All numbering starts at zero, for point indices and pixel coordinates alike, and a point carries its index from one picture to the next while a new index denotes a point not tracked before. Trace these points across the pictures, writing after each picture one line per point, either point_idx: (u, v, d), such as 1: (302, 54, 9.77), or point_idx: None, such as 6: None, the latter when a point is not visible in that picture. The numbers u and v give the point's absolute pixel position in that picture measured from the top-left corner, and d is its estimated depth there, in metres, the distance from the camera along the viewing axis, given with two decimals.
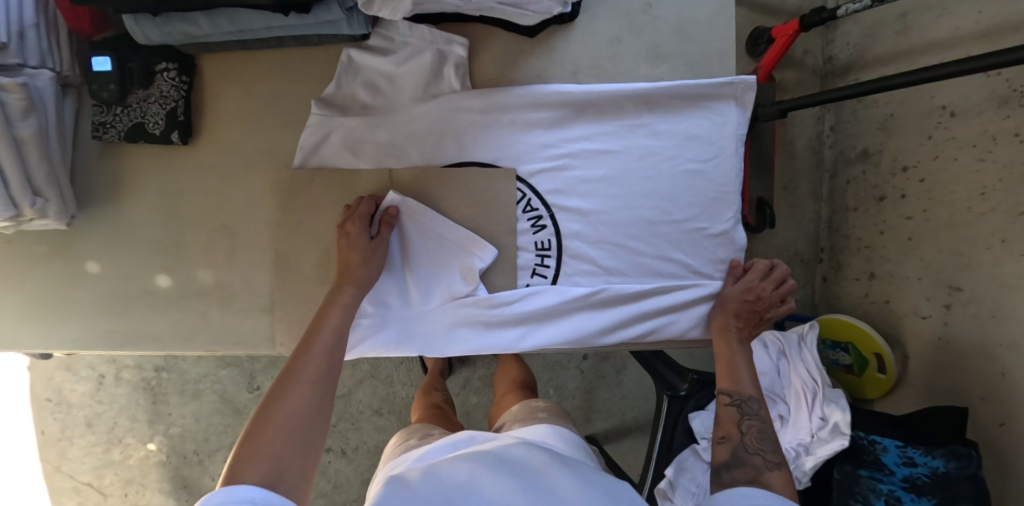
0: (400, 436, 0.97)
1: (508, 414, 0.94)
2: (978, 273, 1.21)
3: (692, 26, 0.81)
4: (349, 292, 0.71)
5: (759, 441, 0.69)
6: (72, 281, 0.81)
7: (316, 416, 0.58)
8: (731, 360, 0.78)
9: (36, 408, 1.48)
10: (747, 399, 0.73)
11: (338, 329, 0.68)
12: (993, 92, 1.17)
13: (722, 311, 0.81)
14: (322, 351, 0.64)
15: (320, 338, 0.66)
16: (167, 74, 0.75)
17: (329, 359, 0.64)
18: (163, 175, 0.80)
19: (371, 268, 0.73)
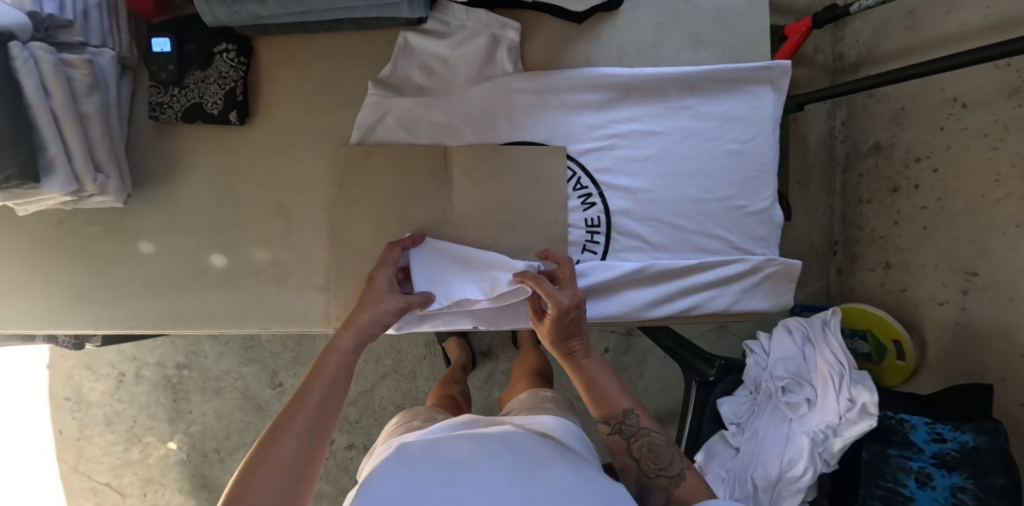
0: (403, 417, 0.92)
1: (514, 401, 0.90)
2: (995, 258, 1.25)
3: (729, 13, 0.85)
4: (349, 337, 0.68)
5: (653, 461, 0.67)
6: (127, 260, 0.83)
7: (304, 470, 0.57)
8: (590, 381, 0.73)
9: (54, 408, 1.47)
10: (623, 420, 0.69)
11: (349, 353, 0.67)
12: (1003, 83, 1.21)
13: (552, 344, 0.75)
14: (328, 378, 0.64)
15: (312, 388, 0.62)
16: (227, 55, 0.77)
17: (332, 386, 0.63)
18: (219, 154, 0.82)
19: (379, 315, 0.70)
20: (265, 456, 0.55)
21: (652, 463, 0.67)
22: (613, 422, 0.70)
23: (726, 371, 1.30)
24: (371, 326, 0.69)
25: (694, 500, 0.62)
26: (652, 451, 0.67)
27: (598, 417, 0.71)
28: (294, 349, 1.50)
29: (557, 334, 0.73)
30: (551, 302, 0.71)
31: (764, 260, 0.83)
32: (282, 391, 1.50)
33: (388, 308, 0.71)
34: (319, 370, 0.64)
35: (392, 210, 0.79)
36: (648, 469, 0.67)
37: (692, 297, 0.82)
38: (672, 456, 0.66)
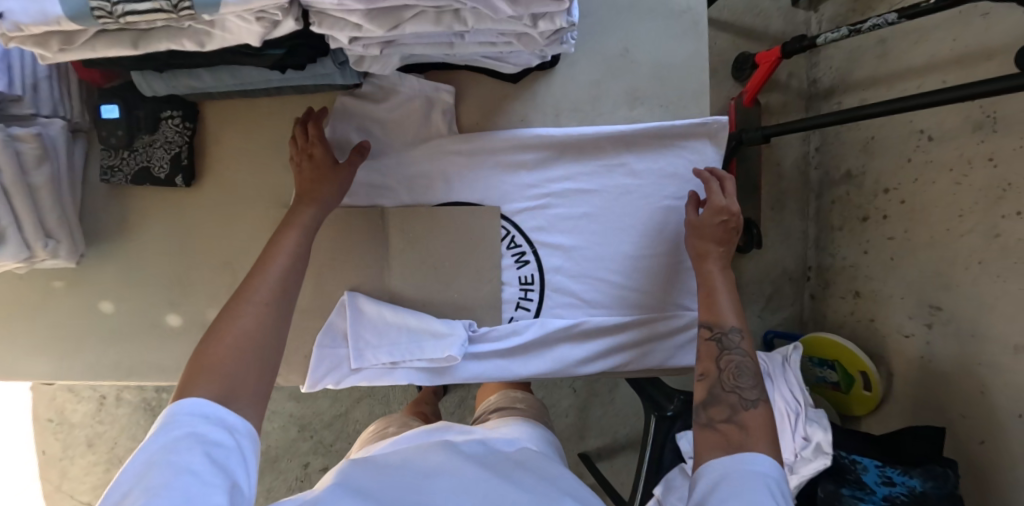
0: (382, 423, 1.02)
1: (487, 404, 0.98)
2: (958, 293, 1.25)
3: (668, 69, 0.87)
4: (307, 212, 0.69)
5: (737, 378, 0.66)
6: (86, 315, 0.86)
7: (267, 342, 0.57)
8: (712, 288, 0.75)
9: (38, 429, 1.52)
10: (726, 330, 0.69)
11: (308, 226, 0.68)
12: (968, 118, 1.22)
13: (690, 241, 0.79)
14: (287, 253, 0.64)
15: (268, 265, 0.62)
16: (172, 121, 0.80)
17: (292, 259, 0.64)
18: (168, 213, 0.85)
19: (337, 188, 0.73)
20: (220, 333, 0.56)
21: (733, 380, 0.66)
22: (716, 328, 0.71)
23: (684, 406, 1.29)
24: (326, 196, 0.71)
25: (757, 427, 0.61)
26: (738, 370, 0.67)
27: (702, 317, 0.72)
28: None
29: (703, 232, 0.78)
30: (719, 203, 0.77)
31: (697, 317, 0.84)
32: None
33: (336, 182, 0.73)
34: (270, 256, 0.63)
35: (330, 267, 0.81)
36: (727, 382, 0.66)
37: (623, 353, 0.84)
38: (754, 382, 0.65)
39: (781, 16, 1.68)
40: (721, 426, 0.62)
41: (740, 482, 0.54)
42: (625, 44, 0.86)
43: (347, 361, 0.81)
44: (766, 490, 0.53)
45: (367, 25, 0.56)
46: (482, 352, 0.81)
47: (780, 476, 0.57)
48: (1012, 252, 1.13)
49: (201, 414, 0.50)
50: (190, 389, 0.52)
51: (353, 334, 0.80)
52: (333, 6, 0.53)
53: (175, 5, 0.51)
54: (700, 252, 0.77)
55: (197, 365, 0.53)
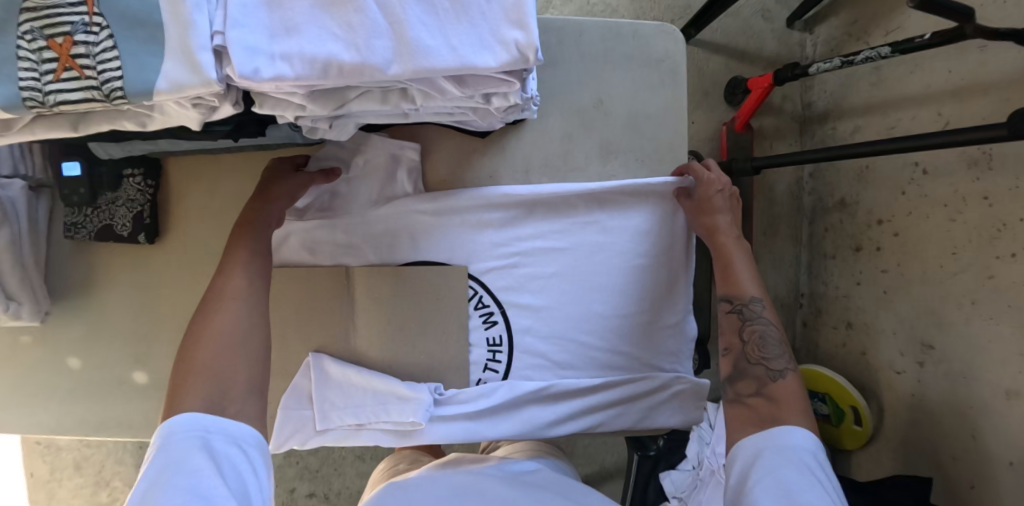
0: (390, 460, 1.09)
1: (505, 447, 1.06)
2: (951, 331, 1.22)
3: (643, 122, 0.85)
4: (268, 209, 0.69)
5: (762, 348, 0.69)
6: (52, 371, 0.85)
7: (245, 338, 0.58)
8: (728, 261, 0.76)
9: (28, 450, 1.60)
10: (747, 302, 0.72)
11: (264, 226, 0.68)
12: (963, 153, 1.18)
13: (696, 222, 0.79)
14: (247, 253, 0.65)
15: (230, 268, 0.63)
16: (134, 179, 0.79)
17: (252, 258, 0.64)
18: (134, 269, 0.83)
19: (294, 194, 0.72)
20: (195, 343, 0.56)
21: (760, 351, 0.69)
22: (737, 301, 0.73)
23: (669, 447, 1.29)
24: (285, 200, 0.71)
25: (788, 397, 0.63)
26: (764, 339, 0.70)
27: (723, 295, 0.74)
28: None
29: (705, 207, 0.78)
30: (709, 178, 0.78)
31: (670, 379, 0.83)
32: None
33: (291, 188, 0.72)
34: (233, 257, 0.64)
35: (294, 328, 0.80)
36: (753, 354, 0.69)
37: (594, 415, 0.82)
38: (779, 352, 0.68)
39: (775, 38, 1.64)
40: (750, 399, 0.65)
41: (775, 458, 0.57)
42: (599, 96, 0.84)
43: (310, 423, 0.80)
44: (803, 466, 0.55)
45: (309, 106, 0.54)
46: (449, 414, 0.79)
47: (817, 446, 0.59)
48: (1005, 295, 1.09)
49: (198, 426, 0.51)
50: (175, 407, 0.53)
51: (318, 395, 0.78)
52: (272, 90, 0.51)
53: (108, 95, 0.49)
54: (709, 228, 0.78)
55: (180, 379, 0.55)
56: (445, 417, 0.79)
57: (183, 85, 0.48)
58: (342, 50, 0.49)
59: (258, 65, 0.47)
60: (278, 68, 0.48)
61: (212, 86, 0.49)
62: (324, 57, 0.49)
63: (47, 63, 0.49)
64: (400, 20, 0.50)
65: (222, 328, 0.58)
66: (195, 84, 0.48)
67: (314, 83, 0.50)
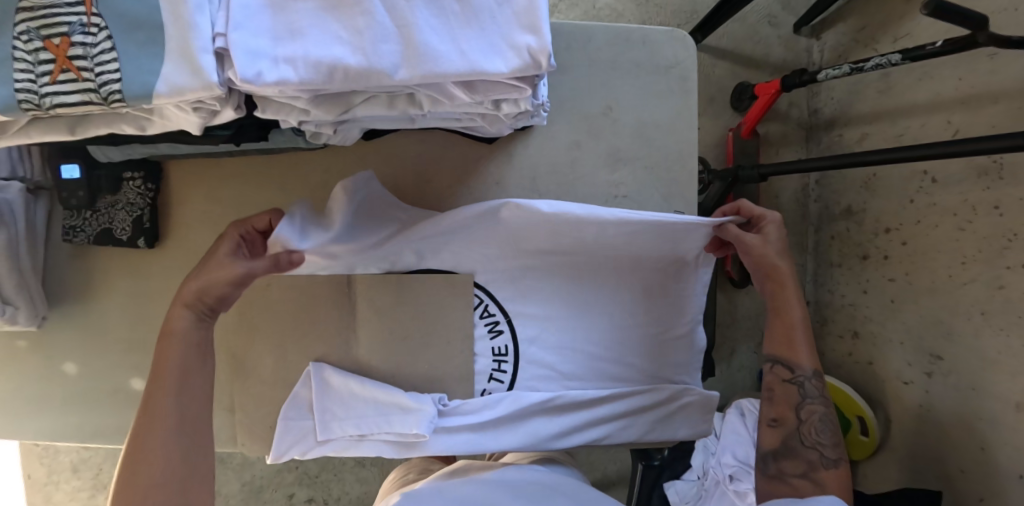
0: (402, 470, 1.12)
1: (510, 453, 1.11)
2: (960, 343, 1.20)
3: (651, 129, 0.84)
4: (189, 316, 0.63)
5: (816, 430, 0.73)
6: (47, 376, 0.84)
7: (185, 481, 0.59)
8: (789, 320, 0.76)
9: (25, 451, 1.61)
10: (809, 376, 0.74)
11: (189, 337, 0.63)
12: (973, 162, 1.17)
13: (757, 268, 0.77)
14: (175, 374, 0.61)
15: (158, 398, 0.60)
16: (133, 182, 0.77)
17: (182, 381, 0.61)
18: (134, 275, 0.82)
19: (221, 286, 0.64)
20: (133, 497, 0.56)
21: (813, 433, 0.73)
22: (796, 371, 0.75)
23: (673, 456, 1.27)
24: (214, 301, 0.64)
25: (835, 486, 0.70)
26: (819, 421, 0.74)
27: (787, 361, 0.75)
28: None
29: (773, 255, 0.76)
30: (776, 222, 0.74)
31: (678, 390, 0.81)
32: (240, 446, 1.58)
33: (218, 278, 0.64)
34: (151, 397, 0.60)
35: (295, 335, 0.79)
36: (806, 436, 0.73)
37: (600, 428, 0.80)
38: (831, 437, 0.73)
39: (782, 44, 1.63)
40: (794, 479, 0.71)
41: None
42: (608, 102, 0.83)
43: (310, 433, 0.78)
44: None
45: (313, 110, 0.53)
46: (452, 427, 0.77)
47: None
48: (1015, 306, 1.08)
49: None
50: None
51: (317, 405, 0.77)
52: (274, 94, 0.49)
53: (106, 98, 0.48)
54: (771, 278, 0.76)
55: None
56: (448, 428, 0.77)
57: (182, 88, 0.47)
58: (348, 54, 0.48)
59: (261, 68, 0.46)
60: (281, 71, 0.47)
61: (213, 90, 0.47)
62: (329, 61, 0.47)
63: (44, 65, 0.48)
64: (409, 23, 0.48)
65: (154, 481, 0.57)
66: (196, 88, 0.47)
67: (319, 87, 0.49)
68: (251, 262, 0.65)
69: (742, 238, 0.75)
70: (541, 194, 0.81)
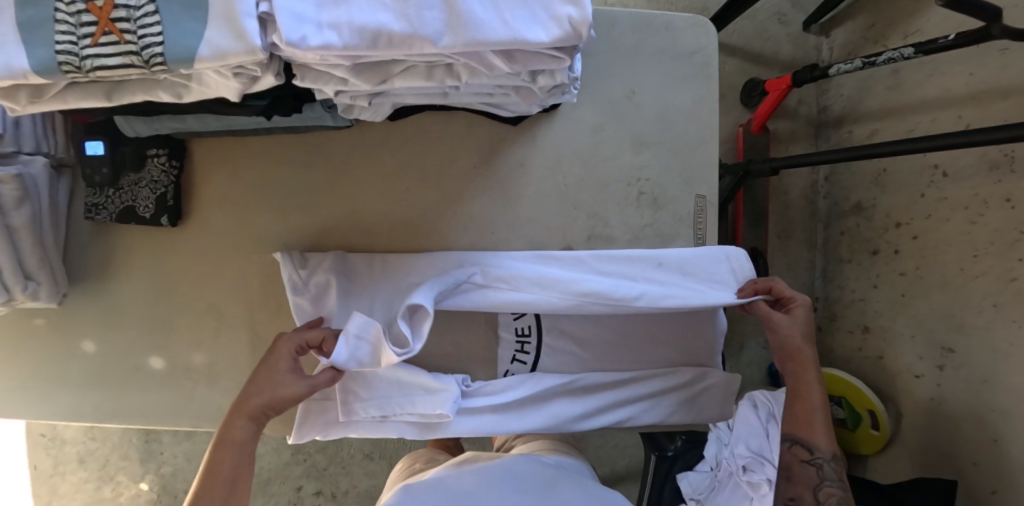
0: (407, 460, 1.13)
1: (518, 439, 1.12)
2: (972, 336, 1.20)
3: (674, 114, 0.84)
4: (247, 426, 0.66)
5: None
6: (66, 356, 0.83)
7: None
8: (810, 401, 0.76)
9: (31, 444, 1.66)
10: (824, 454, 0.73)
11: (242, 443, 0.65)
12: (984, 156, 1.18)
13: (781, 345, 0.79)
14: (225, 475, 0.64)
15: (206, 494, 0.62)
16: (158, 159, 0.77)
17: (231, 482, 0.64)
18: (155, 253, 0.81)
19: (281, 399, 0.67)
20: None
21: None
22: (815, 452, 0.73)
23: (687, 447, 1.28)
24: (272, 410, 0.67)
25: None
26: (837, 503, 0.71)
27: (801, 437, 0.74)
28: None
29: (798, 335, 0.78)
30: (805, 305, 0.78)
31: (702, 372, 0.81)
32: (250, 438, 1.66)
33: (282, 393, 0.67)
34: (195, 504, 0.61)
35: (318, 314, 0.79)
36: None
37: (624, 409, 0.80)
38: None
39: (791, 42, 1.64)
40: None
41: None
42: (631, 86, 0.83)
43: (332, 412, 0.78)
44: None
45: (353, 79, 0.53)
46: (476, 408, 0.78)
47: None
48: None
49: None
50: None
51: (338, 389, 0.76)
52: (315, 61, 0.50)
53: (147, 61, 0.48)
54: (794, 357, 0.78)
55: None
56: (472, 410, 0.78)
57: (225, 52, 0.47)
58: (392, 20, 0.48)
59: (306, 33, 0.46)
60: (326, 36, 0.47)
61: (256, 55, 0.47)
62: (374, 26, 0.47)
63: (85, 27, 0.48)
64: None
65: None
66: (239, 52, 0.47)
67: (362, 54, 0.49)
68: (312, 379, 0.69)
69: (770, 316, 0.80)
70: (565, 176, 0.81)
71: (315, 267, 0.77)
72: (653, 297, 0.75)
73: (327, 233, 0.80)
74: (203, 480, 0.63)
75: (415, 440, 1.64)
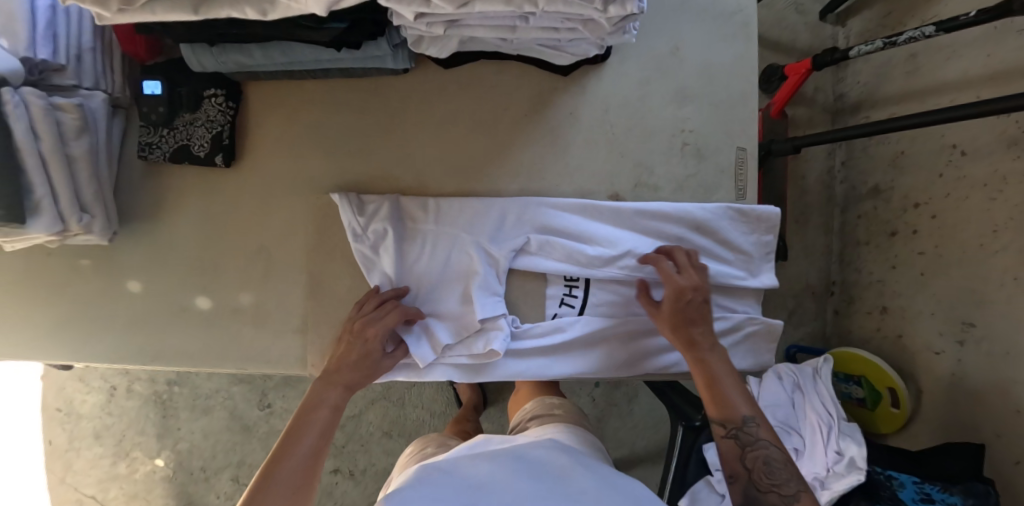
0: (417, 444, 1.09)
1: (524, 411, 1.09)
2: (993, 311, 1.21)
3: (715, 71, 0.86)
4: (335, 393, 0.73)
5: (768, 472, 0.69)
6: (111, 296, 0.84)
7: None
8: (714, 378, 0.75)
9: (46, 418, 1.61)
10: (743, 424, 0.72)
11: (335, 406, 0.73)
12: (1002, 133, 1.20)
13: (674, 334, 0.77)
14: (315, 430, 0.70)
15: (295, 443, 0.68)
16: (215, 99, 0.78)
17: (319, 436, 0.70)
18: (207, 195, 0.82)
19: (370, 371, 0.75)
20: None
21: (765, 477, 0.69)
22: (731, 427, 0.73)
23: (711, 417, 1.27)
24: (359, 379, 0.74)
25: None
26: (767, 463, 0.70)
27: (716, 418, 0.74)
28: (282, 374, 1.56)
29: (680, 320, 0.76)
30: (676, 290, 0.75)
31: (744, 320, 0.85)
32: (269, 412, 1.62)
33: (372, 365, 0.75)
34: (283, 449, 0.68)
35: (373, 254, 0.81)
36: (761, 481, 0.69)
37: (671, 355, 0.85)
38: (784, 477, 0.68)
39: (809, 30, 1.68)
40: None
41: None
42: (675, 43, 0.85)
43: None
44: None
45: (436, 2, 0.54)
46: (524, 351, 0.80)
47: None
48: None
49: None
50: None
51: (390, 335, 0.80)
52: None
53: None
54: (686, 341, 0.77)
55: None
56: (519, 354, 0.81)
57: None
58: None
59: None
60: None
61: None
62: None
63: None
64: None
65: None
66: None
67: None
68: (394, 357, 0.76)
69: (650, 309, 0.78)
70: (613, 127, 0.84)
71: (373, 216, 0.78)
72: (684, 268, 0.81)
73: (381, 176, 0.82)
74: (288, 437, 0.69)
75: (435, 419, 1.63)
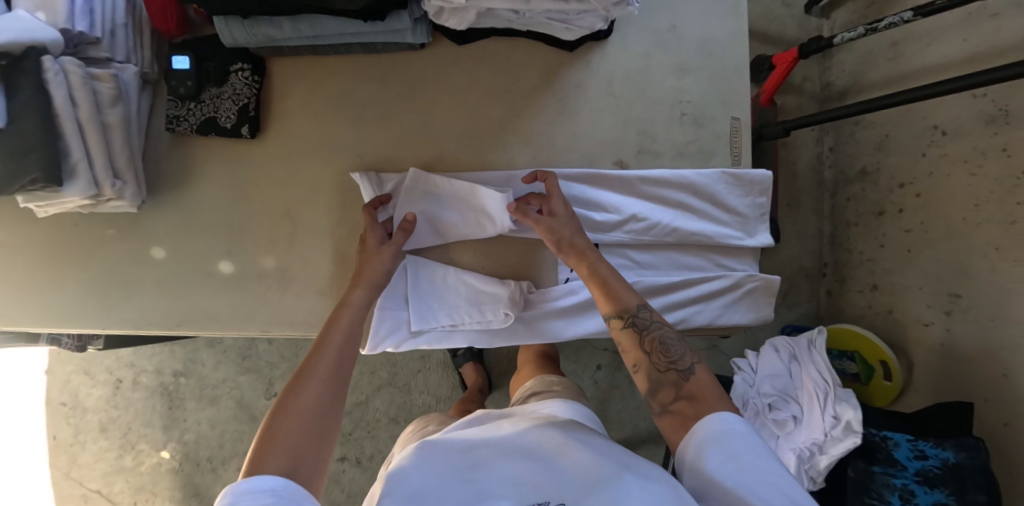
0: (417, 424, 0.98)
1: (525, 389, 1.02)
2: (976, 279, 1.21)
3: (712, 45, 0.91)
4: (359, 293, 0.76)
5: (665, 352, 0.67)
6: (138, 262, 0.87)
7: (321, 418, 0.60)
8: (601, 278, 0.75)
9: (52, 414, 1.51)
10: (635, 312, 0.70)
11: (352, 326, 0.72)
12: (980, 112, 1.19)
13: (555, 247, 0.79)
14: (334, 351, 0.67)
15: (318, 357, 0.66)
16: (242, 73, 0.82)
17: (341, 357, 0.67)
18: (231, 165, 0.86)
19: (380, 268, 0.79)
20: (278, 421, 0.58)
21: (663, 358, 0.66)
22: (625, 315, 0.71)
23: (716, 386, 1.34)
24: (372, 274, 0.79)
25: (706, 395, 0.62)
26: (664, 344, 0.68)
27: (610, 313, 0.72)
28: (291, 361, 1.54)
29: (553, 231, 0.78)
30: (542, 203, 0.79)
31: (744, 277, 0.89)
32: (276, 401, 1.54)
33: (379, 258, 0.80)
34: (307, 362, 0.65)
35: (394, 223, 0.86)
36: (659, 363, 0.67)
37: (676, 313, 0.88)
38: (681, 348, 0.67)
39: (795, 23, 1.76)
40: (673, 406, 0.63)
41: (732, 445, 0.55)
42: (672, 20, 0.90)
43: (403, 325, 0.86)
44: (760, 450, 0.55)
45: None
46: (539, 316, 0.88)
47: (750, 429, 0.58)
48: None
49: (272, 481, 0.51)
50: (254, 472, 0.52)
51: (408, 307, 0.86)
52: None
53: None
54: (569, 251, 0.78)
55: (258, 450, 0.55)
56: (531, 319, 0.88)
57: None
58: None
59: None
60: None
61: None
62: None
63: None
64: None
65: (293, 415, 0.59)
66: None
67: None
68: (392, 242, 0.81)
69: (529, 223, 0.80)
70: (617, 98, 0.89)
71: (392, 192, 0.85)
72: (683, 230, 0.86)
73: (400, 145, 0.86)
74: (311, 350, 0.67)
75: (440, 404, 1.63)
